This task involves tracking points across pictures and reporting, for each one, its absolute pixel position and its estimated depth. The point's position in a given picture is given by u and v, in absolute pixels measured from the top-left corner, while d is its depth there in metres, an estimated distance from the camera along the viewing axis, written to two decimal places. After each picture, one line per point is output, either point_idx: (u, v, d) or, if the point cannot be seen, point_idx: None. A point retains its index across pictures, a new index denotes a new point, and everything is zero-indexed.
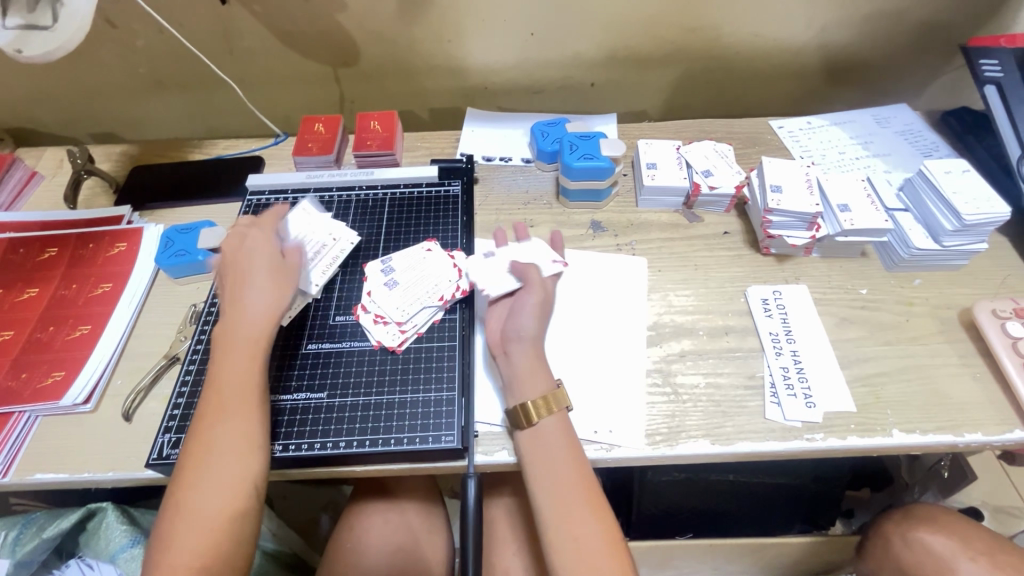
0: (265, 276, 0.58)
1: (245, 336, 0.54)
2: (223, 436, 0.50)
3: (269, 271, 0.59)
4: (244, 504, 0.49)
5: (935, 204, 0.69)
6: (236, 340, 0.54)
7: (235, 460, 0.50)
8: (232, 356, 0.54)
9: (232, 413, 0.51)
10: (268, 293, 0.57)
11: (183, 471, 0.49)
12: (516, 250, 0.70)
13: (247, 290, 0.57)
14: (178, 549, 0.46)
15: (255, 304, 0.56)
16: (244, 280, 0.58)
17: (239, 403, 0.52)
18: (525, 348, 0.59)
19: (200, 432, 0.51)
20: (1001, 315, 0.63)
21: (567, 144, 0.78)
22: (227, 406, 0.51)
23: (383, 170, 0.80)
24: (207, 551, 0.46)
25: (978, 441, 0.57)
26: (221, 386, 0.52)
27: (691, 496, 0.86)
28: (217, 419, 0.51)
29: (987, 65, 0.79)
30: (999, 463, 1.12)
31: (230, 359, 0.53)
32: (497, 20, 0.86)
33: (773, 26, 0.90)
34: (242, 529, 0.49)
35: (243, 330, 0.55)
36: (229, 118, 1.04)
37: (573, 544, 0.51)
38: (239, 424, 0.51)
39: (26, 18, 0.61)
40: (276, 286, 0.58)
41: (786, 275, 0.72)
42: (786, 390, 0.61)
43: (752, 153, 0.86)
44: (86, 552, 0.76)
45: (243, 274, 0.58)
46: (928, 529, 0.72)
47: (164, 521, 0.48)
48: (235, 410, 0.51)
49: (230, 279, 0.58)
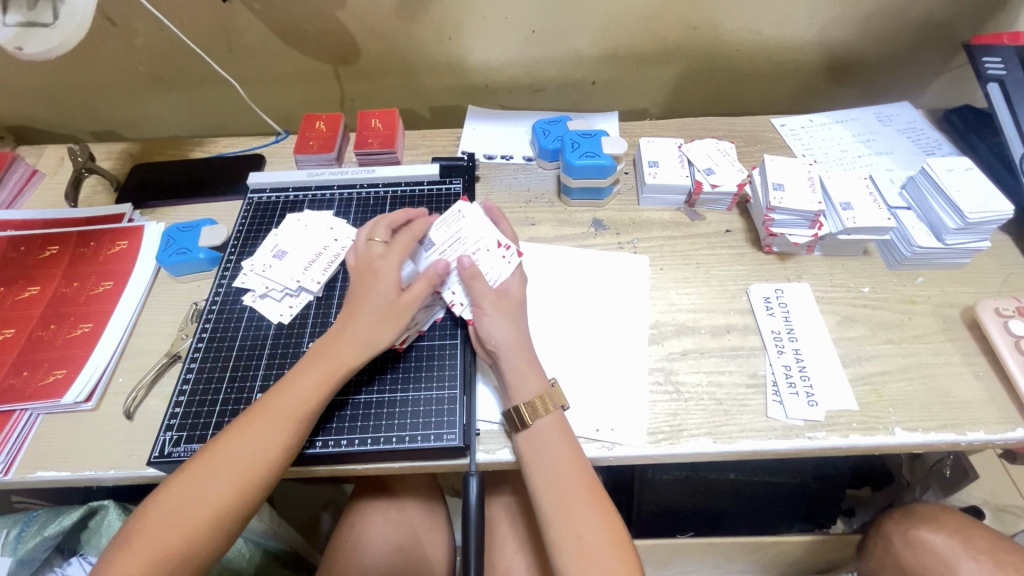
0: (380, 305, 0.56)
1: (331, 360, 0.54)
2: (255, 439, 0.50)
3: (388, 301, 0.56)
4: (237, 508, 0.49)
5: (938, 202, 0.69)
6: (322, 361, 0.54)
7: (251, 464, 0.49)
8: (307, 371, 0.54)
9: (274, 421, 0.51)
10: (374, 328, 0.55)
11: (204, 453, 0.50)
12: (457, 231, 0.64)
13: (357, 313, 0.56)
14: (163, 529, 0.46)
15: (362, 334, 0.55)
16: (360, 302, 0.57)
17: (288, 417, 0.51)
18: (507, 355, 0.57)
19: (240, 425, 0.51)
20: (1003, 314, 0.63)
21: (568, 143, 0.78)
22: (275, 414, 0.51)
23: (384, 168, 0.80)
24: (190, 540, 0.46)
25: (980, 439, 0.57)
26: (282, 396, 0.52)
27: (692, 495, 0.86)
28: (260, 422, 0.51)
29: (989, 63, 0.78)
30: (1000, 462, 1.12)
31: (304, 373, 0.54)
32: (498, 18, 0.86)
33: (775, 24, 0.89)
34: (229, 529, 0.49)
35: (331, 352, 0.55)
36: (229, 116, 1.04)
37: (576, 543, 0.50)
38: (273, 437, 0.51)
39: (27, 15, 0.61)
40: (385, 323, 0.56)
41: (788, 274, 0.72)
42: (788, 389, 0.61)
43: (754, 152, 0.86)
44: (86, 550, 0.76)
45: (362, 296, 0.57)
46: (929, 528, 0.72)
47: (163, 494, 0.48)
48: (280, 420, 0.51)
49: (353, 293, 0.58)
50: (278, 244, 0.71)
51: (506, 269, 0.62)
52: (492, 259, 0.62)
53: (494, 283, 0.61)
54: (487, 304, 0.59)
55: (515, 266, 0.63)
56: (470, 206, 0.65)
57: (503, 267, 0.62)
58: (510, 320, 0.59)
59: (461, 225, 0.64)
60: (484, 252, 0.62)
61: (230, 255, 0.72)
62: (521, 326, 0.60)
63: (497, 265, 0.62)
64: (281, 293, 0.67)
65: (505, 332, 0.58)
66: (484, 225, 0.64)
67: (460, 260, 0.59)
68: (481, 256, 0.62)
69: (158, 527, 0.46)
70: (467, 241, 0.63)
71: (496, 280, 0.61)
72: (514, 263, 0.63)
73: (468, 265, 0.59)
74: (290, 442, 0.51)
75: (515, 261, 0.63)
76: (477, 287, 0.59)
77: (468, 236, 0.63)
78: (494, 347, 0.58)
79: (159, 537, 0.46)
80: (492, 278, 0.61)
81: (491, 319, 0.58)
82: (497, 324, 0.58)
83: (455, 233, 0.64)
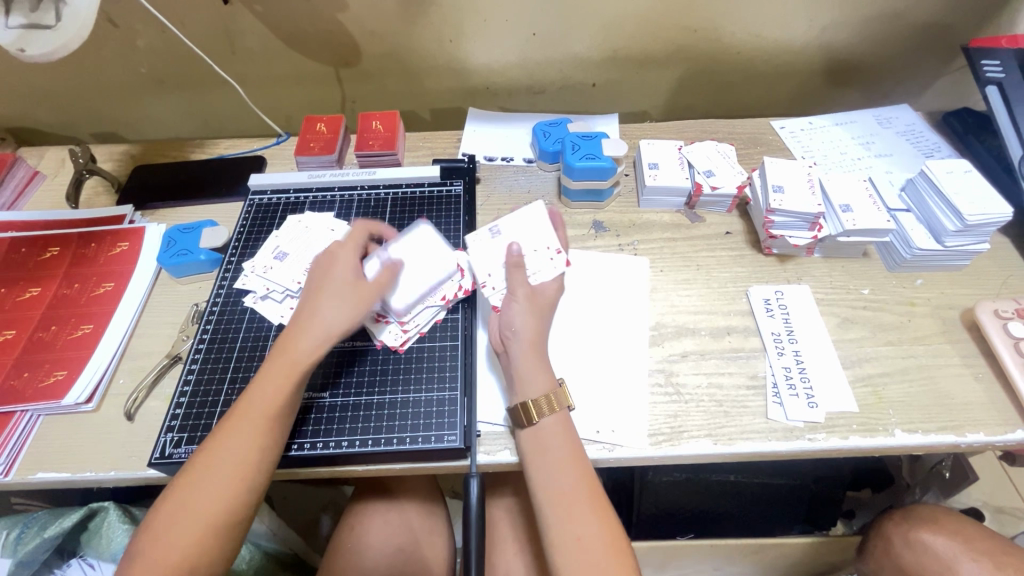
0: (345, 294, 0.57)
1: (292, 355, 0.54)
2: (233, 445, 0.50)
3: (349, 287, 0.57)
4: (232, 515, 0.49)
5: (937, 205, 0.69)
6: (284, 357, 0.54)
7: (234, 471, 0.49)
8: (271, 369, 0.53)
9: (249, 426, 0.51)
10: (336, 311, 0.56)
11: (189, 468, 0.50)
12: (522, 225, 0.67)
13: (319, 304, 0.56)
14: (159, 548, 0.46)
15: (323, 321, 0.55)
16: (321, 290, 0.57)
17: (260, 419, 0.51)
18: (521, 346, 0.58)
19: (217, 435, 0.51)
20: (1003, 316, 0.63)
21: (568, 144, 0.78)
22: (247, 417, 0.51)
23: (385, 170, 0.80)
24: (188, 554, 0.46)
25: (980, 441, 0.57)
26: (251, 399, 0.52)
27: (693, 497, 0.86)
28: (235, 427, 0.51)
29: (988, 66, 0.78)
30: (1000, 463, 1.12)
31: (267, 373, 0.53)
32: (499, 20, 0.86)
33: (775, 26, 0.90)
34: (229, 536, 0.48)
35: (292, 347, 0.54)
36: (230, 118, 1.05)
37: (575, 544, 0.50)
38: (248, 440, 0.50)
39: (29, 18, 0.61)
40: (347, 305, 0.56)
41: (788, 275, 0.72)
42: (788, 390, 0.61)
43: (753, 154, 0.86)
44: (86, 551, 0.75)
45: (321, 289, 0.57)
46: (929, 530, 0.72)
47: (156, 514, 0.48)
48: (255, 423, 0.51)
49: (312, 288, 0.58)
50: (279, 246, 0.71)
51: (549, 273, 0.63)
52: (539, 259, 0.64)
53: (534, 279, 0.62)
54: (520, 294, 0.60)
55: (559, 272, 0.63)
56: (539, 206, 0.68)
57: (547, 269, 0.63)
58: (536, 315, 0.60)
59: (528, 221, 0.67)
60: (534, 250, 0.65)
61: (231, 256, 0.72)
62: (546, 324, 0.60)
63: (545, 267, 0.63)
64: (281, 294, 0.67)
65: (526, 325, 0.59)
66: (546, 228, 0.67)
67: (510, 249, 0.63)
68: (532, 254, 0.64)
69: (155, 545, 0.46)
70: (524, 239, 0.66)
71: (536, 279, 0.63)
72: (559, 270, 0.63)
73: (513, 255, 0.62)
74: (267, 442, 0.51)
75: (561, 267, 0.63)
76: (514, 277, 0.61)
77: (530, 233, 0.66)
78: (512, 334, 0.59)
79: (157, 554, 0.46)
80: (533, 275, 0.63)
81: (518, 308, 0.59)
82: (521, 314, 0.59)
83: (519, 228, 0.67)
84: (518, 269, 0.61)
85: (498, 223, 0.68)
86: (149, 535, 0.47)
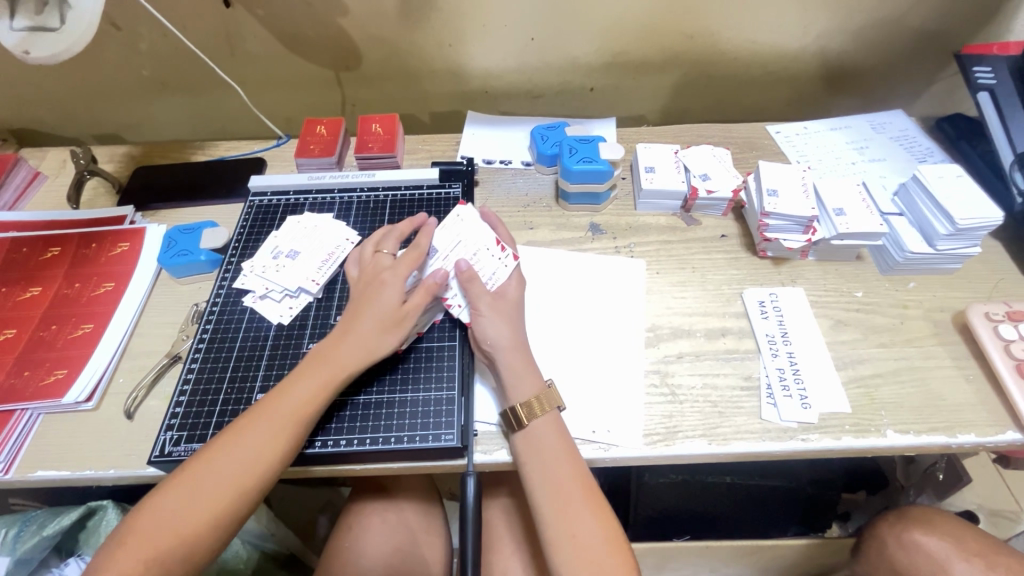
0: (383, 315, 0.57)
1: (333, 362, 0.55)
2: (256, 439, 0.51)
3: (388, 309, 0.57)
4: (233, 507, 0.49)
5: (929, 209, 0.70)
6: (325, 363, 0.55)
7: (251, 466, 0.50)
8: (311, 372, 0.55)
9: (277, 423, 0.52)
10: (374, 335, 0.56)
11: (205, 451, 0.51)
12: (457, 235, 0.66)
13: (359, 324, 0.57)
14: (156, 529, 0.47)
15: (363, 342, 0.56)
16: (362, 308, 0.58)
17: (293, 418, 0.52)
18: (502, 354, 0.58)
19: (239, 427, 0.52)
20: (994, 318, 0.64)
21: (566, 148, 0.78)
22: (281, 415, 0.52)
23: (383, 172, 0.81)
24: (188, 536, 0.47)
25: (971, 442, 0.58)
26: (285, 397, 0.53)
27: (690, 499, 0.87)
28: (261, 423, 0.52)
29: (979, 72, 0.80)
30: (995, 467, 1.13)
31: (303, 377, 0.54)
32: (499, 25, 0.87)
33: (771, 33, 0.91)
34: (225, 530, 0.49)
35: (328, 356, 0.56)
36: (231, 120, 1.05)
37: (571, 542, 0.51)
38: (273, 437, 0.51)
39: (34, 20, 0.62)
40: (387, 330, 0.57)
41: (782, 278, 0.73)
42: (782, 391, 0.61)
43: (749, 158, 0.87)
44: (86, 551, 0.76)
45: (364, 307, 0.58)
46: (922, 530, 0.72)
47: (166, 489, 0.49)
48: (282, 420, 0.52)
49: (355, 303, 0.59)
50: (278, 246, 0.72)
51: (502, 270, 0.63)
52: (490, 262, 0.64)
53: (493, 285, 0.62)
54: (483, 305, 0.60)
55: (511, 269, 0.64)
56: (470, 209, 0.68)
57: (500, 270, 0.63)
58: (505, 320, 0.60)
59: (469, 229, 0.67)
60: (482, 255, 0.64)
61: (231, 256, 0.73)
62: (516, 325, 0.61)
63: (493, 265, 0.63)
64: (280, 294, 0.68)
65: (500, 331, 0.59)
66: (488, 235, 0.66)
67: (458, 264, 0.61)
68: (479, 258, 0.64)
69: (152, 525, 0.47)
70: (466, 245, 0.65)
71: (494, 283, 0.62)
72: (510, 267, 0.64)
73: (464, 269, 0.61)
74: (288, 443, 0.52)
75: (512, 264, 0.64)
76: (473, 289, 0.60)
77: (466, 239, 0.66)
78: (490, 347, 0.58)
79: (155, 531, 0.46)
80: (489, 281, 0.62)
81: (486, 320, 0.59)
82: (492, 325, 0.59)
83: (456, 238, 0.66)
84: (476, 282, 0.61)
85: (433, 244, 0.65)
86: (146, 515, 0.47)
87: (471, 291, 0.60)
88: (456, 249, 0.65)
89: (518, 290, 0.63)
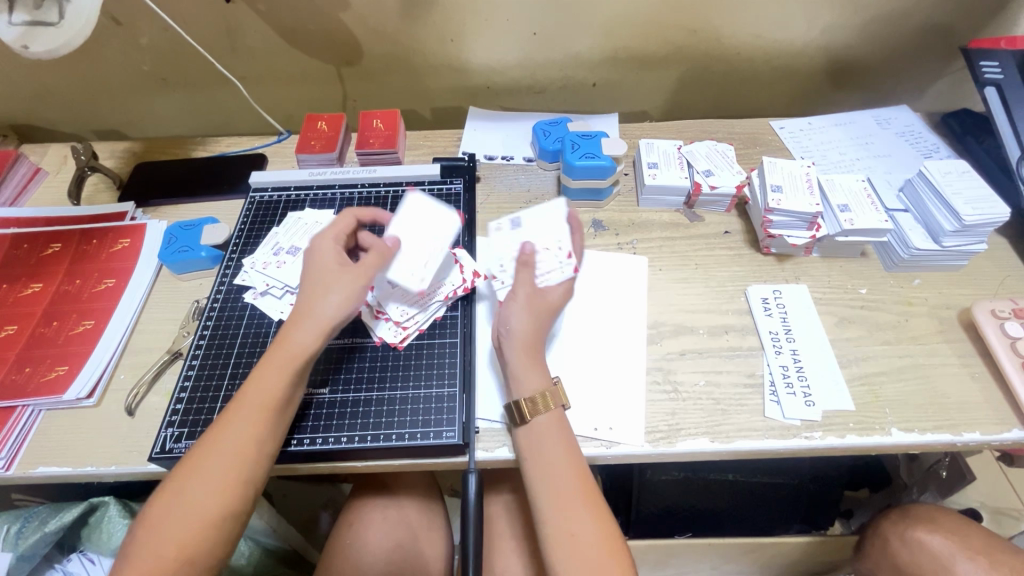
0: (334, 278, 0.56)
1: (293, 345, 0.54)
2: (229, 437, 0.50)
3: (338, 271, 0.57)
4: (226, 510, 0.48)
5: (935, 205, 0.69)
6: (284, 345, 0.54)
7: (235, 461, 0.49)
8: (271, 359, 0.54)
9: (245, 418, 0.51)
10: (328, 298, 0.55)
11: (187, 459, 0.50)
12: (540, 221, 0.65)
13: (312, 295, 0.56)
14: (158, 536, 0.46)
15: (318, 312, 0.55)
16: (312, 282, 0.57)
17: (258, 408, 0.51)
18: (513, 343, 0.58)
19: (217, 427, 0.51)
20: (1000, 316, 0.64)
21: (568, 144, 0.78)
22: (248, 409, 0.51)
23: (385, 168, 0.80)
24: (185, 545, 0.46)
25: (976, 440, 0.58)
26: (251, 390, 0.52)
27: (692, 496, 0.87)
28: (232, 422, 0.51)
29: (987, 67, 0.79)
30: (998, 464, 1.12)
31: (264, 367, 0.53)
32: (500, 20, 0.87)
33: (775, 27, 0.90)
34: (226, 532, 0.48)
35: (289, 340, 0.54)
36: (231, 115, 1.05)
37: (569, 541, 0.51)
38: (245, 431, 0.50)
39: (33, 14, 0.62)
40: (340, 289, 0.56)
41: (786, 275, 0.72)
42: (785, 389, 0.61)
43: (752, 154, 0.86)
44: (86, 547, 0.76)
45: (315, 276, 0.57)
46: (926, 529, 0.72)
47: (157, 503, 0.48)
48: (251, 414, 0.51)
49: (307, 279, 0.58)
50: (279, 243, 0.72)
51: (557, 273, 0.60)
52: (548, 259, 0.62)
53: (542, 280, 0.60)
54: (520, 293, 0.59)
55: (568, 275, 0.61)
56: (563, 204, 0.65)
57: (556, 270, 0.61)
58: (534, 315, 0.59)
59: (549, 221, 0.65)
60: (544, 249, 0.62)
61: (232, 252, 0.73)
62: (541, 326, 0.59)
63: (552, 265, 0.61)
64: (281, 290, 0.68)
65: (521, 323, 0.58)
66: (561, 232, 0.64)
67: (524, 246, 0.61)
68: (543, 253, 0.62)
69: (153, 533, 0.47)
70: (541, 235, 0.63)
71: (543, 280, 0.61)
72: (568, 274, 0.61)
73: (525, 252, 0.60)
74: (263, 432, 0.51)
75: (569, 271, 0.61)
76: (520, 274, 0.60)
77: (545, 229, 0.64)
78: (505, 333, 0.58)
79: (154, 544, 0.46)
80: (542, 275, 0.61)
81: (515, 307, 0.59)
82: (515, 313, 0.58)
83: (541, 223, 0.65)
84: (526, 270, 0.60)
85: (519, 215, 0.66)
86: (148, 527, 0.47)
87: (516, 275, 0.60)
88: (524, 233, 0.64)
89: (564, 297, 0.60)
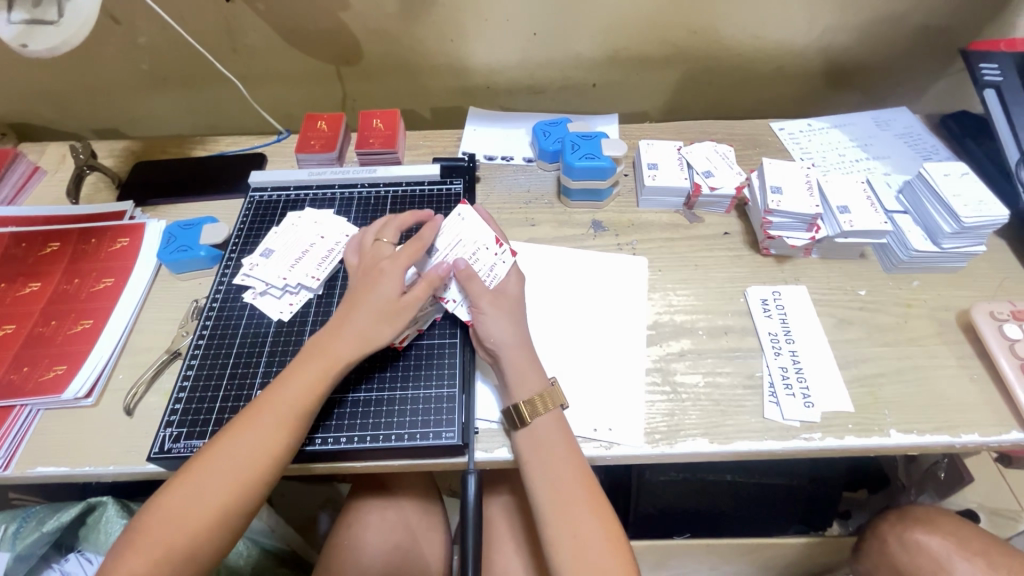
0: (379, 308, 0.56)
1: (328, 356, 0.54)
2: (253, 438, 0.50)
3: (387, 304, 0.56)
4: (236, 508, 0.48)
5: (934, 207, 0.69)
6: (317, 359, 0.54)
7: (259, 462, 0.50)
8: (304, 367, 0.54)
9: (275, 421, 0.51)
10: (371, 326, 0.56)
11: (204, 452, 0.50)
12: (455, 236, 0.64)
13: (353, 316, 0.56)
14: (168, 525, 0.47)
15: (359, 333, 0.55)
16: (359, 302, 0.57)
17: (287, 415, 0.51)
18: (507, 353, 0.58)
19: (237, 426, 0.51)
20: (999, 318, 0.64)
21: (568, 144, 0.78)
22: (278, 412, 0.51)
23: (385, 169, 0.80)
24: (190, 539, 0.46)
25: (974, 441, 0.58)
26: (281, 393, 0.52)
27: (691, 498, 0.87)
28: (257, 423, 0.51)
29: (986, 69, 0.79)
30: (995, 465, 1.13)
31: (298, 373, 0.53)
32: (500, 20, 0.87)
33: (775, 29, 0.90)
34: (231, 530, 0.49)
35: (326, 352, 0.54)
36: (231, 114, 1.05)
37: (571, 541, 0.51)
38: (271, 435, 0.51)
39: (32, 13, 0.62)
40: (384, 321, 0.56)
41: (786, 276, 0.72)
42: (785, 390, 0.61)
43: (752, 155, 0.86)
44: (86, 546, 0.76)
45: (361, 298, 0.57)
46: (923, 529, 0.72)
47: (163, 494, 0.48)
48: (279, 418, 0.51)
49: (348, 298, 0.58)
50: (277, 241, 0.71)
51: (502, 267, 0.63)
52: (486, 258, 0.63)
53: (492, 281, 0.62)
54: (486, 303, 0.59)
55: (510, 265, 0.63)
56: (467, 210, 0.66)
57: (498, 265, 0.63)
58: (508, 318, 0.60)
59: (455, 230, 0.65)
60: (479, 253, 0.63)
61: (231, 251, 0.73)
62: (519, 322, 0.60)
63: (489, 259, 0.63)
64: (281, 290, 0.67)
65: (505, 331, 0.59)
66: (484, 231, 0.65)
67: (456, 262, 0.61)
68: (479, 256, 0.63)
69: (159, 523, 0.47)
70: (464, 244, 0.64)
71: (494, 279, 0.62)
72: (508, 262, 0.64)
73: (462, 267, 0.60)
74: (290, 439, 0.51)
75: (509, 259, 0.64)
76: (473, 288, 0.60)
77: (463, 238, 0.64)
78: (494, 345, 0.58)
79: (157, 532, 0.46)
80: (489, 279, 0.62)
81: (490, 319, 0.59)
82: (497, 324, 0.59)
83: (453, 237, 0.64)
84: (474, 279, 0.60)
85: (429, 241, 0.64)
86: (152, 516, 0.47)
87: (471, 289, 0.60)
88: (451, 252, 0.63)
89: (518, 285, 0.63)
